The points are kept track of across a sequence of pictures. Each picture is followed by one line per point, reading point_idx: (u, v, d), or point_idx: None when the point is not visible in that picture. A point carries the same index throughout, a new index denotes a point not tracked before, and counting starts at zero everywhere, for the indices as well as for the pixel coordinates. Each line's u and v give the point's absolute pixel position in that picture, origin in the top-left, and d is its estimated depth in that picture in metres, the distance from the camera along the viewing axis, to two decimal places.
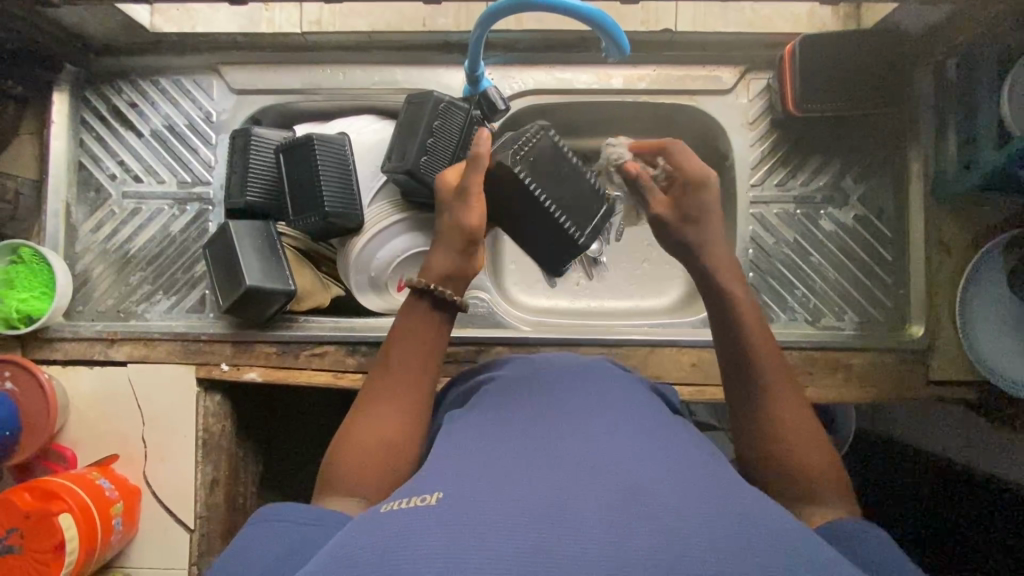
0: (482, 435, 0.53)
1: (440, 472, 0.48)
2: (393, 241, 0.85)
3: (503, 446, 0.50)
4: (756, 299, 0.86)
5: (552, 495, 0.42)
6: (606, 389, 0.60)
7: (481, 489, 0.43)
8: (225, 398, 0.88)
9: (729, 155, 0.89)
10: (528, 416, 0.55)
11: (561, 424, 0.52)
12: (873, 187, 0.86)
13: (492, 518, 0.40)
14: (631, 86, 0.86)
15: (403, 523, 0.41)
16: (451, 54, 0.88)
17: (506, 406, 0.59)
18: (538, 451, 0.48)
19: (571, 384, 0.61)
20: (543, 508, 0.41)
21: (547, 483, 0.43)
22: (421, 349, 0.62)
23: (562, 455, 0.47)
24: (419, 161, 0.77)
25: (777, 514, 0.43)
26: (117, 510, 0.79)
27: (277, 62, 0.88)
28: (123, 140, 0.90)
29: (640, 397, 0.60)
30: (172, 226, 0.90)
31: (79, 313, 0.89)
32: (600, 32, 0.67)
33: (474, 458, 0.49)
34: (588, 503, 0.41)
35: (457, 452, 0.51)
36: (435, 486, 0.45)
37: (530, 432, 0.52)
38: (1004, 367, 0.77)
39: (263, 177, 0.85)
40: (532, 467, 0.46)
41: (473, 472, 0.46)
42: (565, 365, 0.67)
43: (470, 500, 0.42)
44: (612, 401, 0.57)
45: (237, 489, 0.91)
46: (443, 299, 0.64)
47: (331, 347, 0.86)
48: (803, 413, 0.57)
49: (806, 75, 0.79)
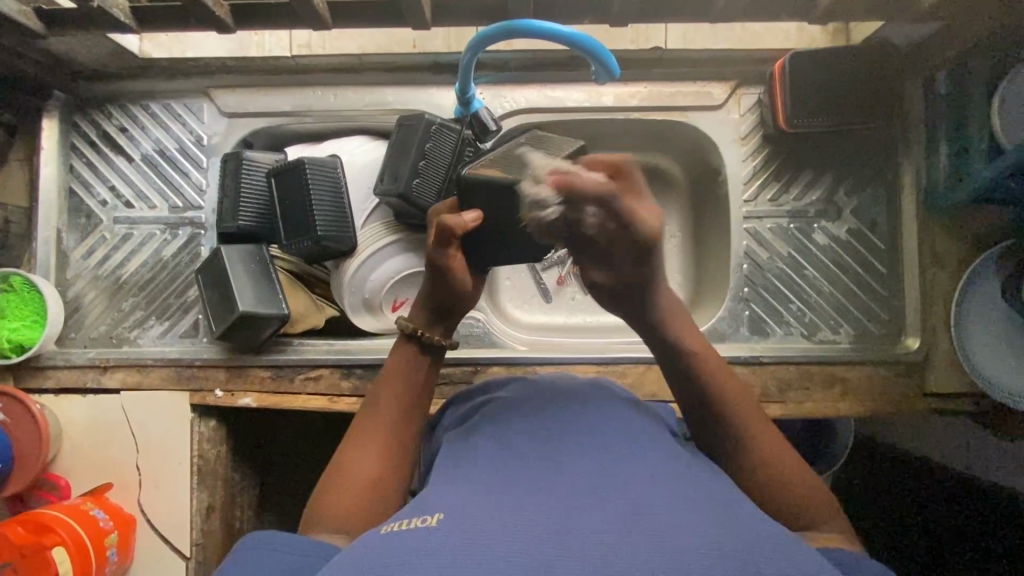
0: (479, 457, 0.53)
1: (437, 495, 0.47)
2: (385, 263, 0.85)
3: (499, 467, 0.50)
4: (752, 313, 0.86)
5: (547, 515, 0.42)
6: (605, 409, 0.60)
7: (474, 513, 0.43)
8: (220, 423, 0.88)
9: (722, 170, 0.89)
10: (526, 437, 0.55)
11: (557, 446, 0.52)
12: (867, 200, 0.86)
13: (488, 537, 0.40)
14: (622, 104, 0.86)
15: (397, 547, 0.41)
16: (441, 74, 0.87)
17: (504, 426, 0.58)
18: (534, 471, 0.48)
19: (569, 404, 0.61)
20: (539, 527, 0.41)
21: (542, 503, 0.43)
22: (407, 387, 0.64)
23: (560, 475, 0.47)
24: (411, 183, 0.77)
25: (776, 537, 0.43)
26: (111, 541, 0.79)
27: (267, 85, 0.88)
28: (113, 165, 0.90)
29: (638, 418, 0.60)
30: (164, 251, 0.89)
31: (71, 341, 0.88)
32: (590, 56, 0.67)
33: (471, 479, 0.49)
34: (584, 523, 0.41)
35: (454, 475, 0.51)
36: (430, 508, 0.45)
37: (526, 452, 0.52)
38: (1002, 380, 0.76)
39: (254, 201, 0.84)
40: (528, 489, 0.45)
41: (470, 493, 0.46)
42: (564, 386, 0.66)
43: (465, 520, 0.42)
44: (611, 423, 0.56)
45: (234, 515, 0.90)
46: (428, 342, 0.67)
47: (326, 371, 0.85)
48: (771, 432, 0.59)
49: (795, 91, 0.79)
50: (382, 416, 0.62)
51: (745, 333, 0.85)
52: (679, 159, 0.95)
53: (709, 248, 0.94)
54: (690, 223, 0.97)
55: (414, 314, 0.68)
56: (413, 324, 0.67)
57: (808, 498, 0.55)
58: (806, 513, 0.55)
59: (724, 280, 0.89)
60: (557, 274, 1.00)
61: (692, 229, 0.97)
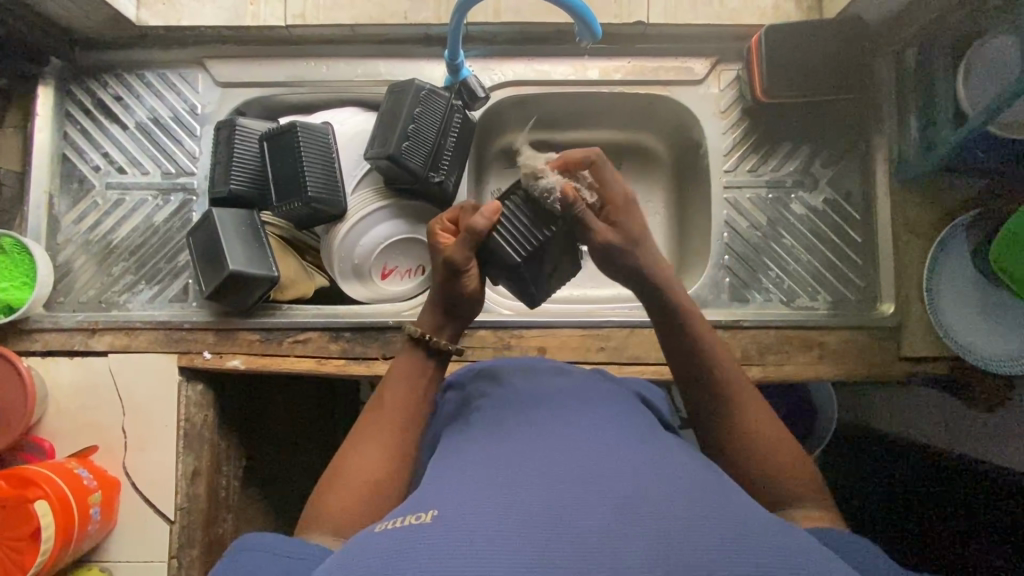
0: (473, 451, 0.52)
1: (436, 488, 0.47)
2: (374, 229, 0.86)
3: (494, 457, 0.49)
4: (732, 281, 0.88)
5: (544, 505, 0.42)
6: (600, 396, 0.60)
7: (470, 502, 0.43)
8: (208, 388, 0.88)
9: (703, 144, 0.91)
10: (522, 425, 0.54)
11: (550, 430, 0.52)
12: (842, 172, 0.90)
13: (486, 528, 0.40)
14: (606, 78, 0.89)
15: (396, 542, 0.40)
16: (432, 47, 0.90)
17: (499, 415, 0.58)
18: (529, 457, 0.48)
19: (562, 390, 0.61)
20: (535, 522, 0.40)
21: (537, 492, 0.43)
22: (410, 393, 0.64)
23: (555, 461, 0.47)
24: (401, 146, 0.79)
25: (769, 520, 0.43)
26: (95, 500, 0.79)
27: (263, 56, 0.90)
28: (107, 132, 0.91)
29: (631, 405, 0.61)
30: (155, 217, 0.90)
31: (60, 305, 0.89)
32: (573, 15, 0.69)
33: (467, 474, 0.48)
34: (581, 509, 0.41)
35: (453, 465, 0.50)
36: (427, 502, 0.45)
37: (522, 439, 0.51)
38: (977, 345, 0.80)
39: (246, 166, 0.85)
40: (524, 476, 0.45)
41: (468, 487, 0.45)
42: (562, 372, 0.66)
43: (464, 510, 0.42)
44: (607, 408, 0.57)
45: (220, 482, 0.90)
46: (438, 346, 0.66)
47: (314, 334, 0.86)
48: (778, 435, 0.60)
49: (772, 65, 0.82)
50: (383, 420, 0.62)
51: (725, 300, 0.88)
52: (663, 136, 0.98)
53: (691, 222, 0.97)
54: (674, 199, 1.00)
55: (422, 318, 0.67)
56: (418, 326, 0.67)
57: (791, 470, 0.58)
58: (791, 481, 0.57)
59: (706, 251, 0.91)
60: None
61: (675, 205, 1.00)
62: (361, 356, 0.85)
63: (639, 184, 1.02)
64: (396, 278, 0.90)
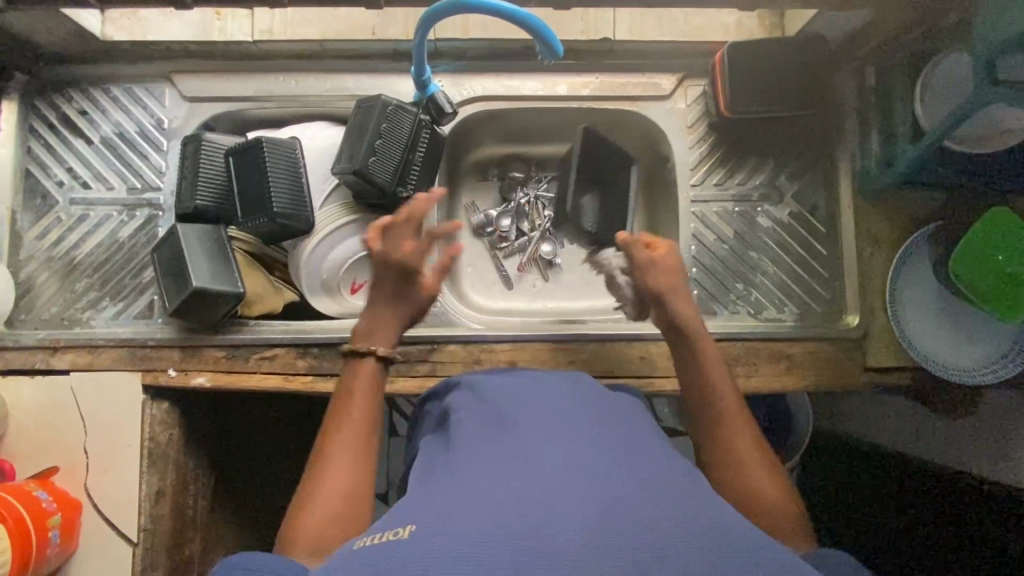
0: (456, 458, 0.52)
1: (418, 500, 0.47)
2: (343, 243, 0.86)
3: (475, 463, 0.49)
4: (700, 293, 0.89)
5: (523, 515, 0.42)
6: (580, 394, 0.60)
7: (447, 516, 0.43)
8: (173, 407, 0.87)
9: (671, 158, 0.92)
10: (500, 429, 0.54)
11: (528, 433, 0.52)
12: (807, 186, 0.91)
13: (466, 540, 0.40)
14: (575, 93, 0.90)
15: (373, 561, 0.40)
16: (401, 62, 0.90)
17: (480, 417, 0.58)
18: (508, 463, 0.48)
19: (543, 392, 0.60)
20: (514, 533, 0.40)
21: (519, 500, 0.43)
22: (367, 402, 0.65)
23: (535, 466, 0.47)
24: (367, 161, 0.79)
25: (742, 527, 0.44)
26: (55, 522, 0.76)
27: (230, 71, 0.90)
28: (72, 148, 0.90)
29: (610, 400, 0.61)
30: (120, 232, 0.89)
31: (22, 322, 0.87)
32: (533, 34, 0.69)
33: (453, 483, 0.48)
34: (559, 519, 0.41)
35: (436, 476, 0.50)
36: (404, 518, 0.45)
37: (501, 443, 0.51)
38: (942, 356, 0.81)
39: (213, 182, 0.85)
40: (506, 484, 0.45)
41: (451, 497, 0.45)
42: (538, 377, 0.66)
43: (443, 524, 0.42)
44: (589, 407, 0.57)
45: (186, 502, 0.88)
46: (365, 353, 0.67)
47: (281, 351, 0.85)
48: (765, 458, 0.60)
49: (735, 82, 0.83)
50: (347, 429, 0.62)
51: (694, 312, 0.88)
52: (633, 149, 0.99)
53: (661, 235, 0.97)
54: (645, 211, 1.01)
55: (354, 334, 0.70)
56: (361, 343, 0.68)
57: (777, 502, 0.57)
58: (772, 504, 0.57)
59: (674, 263, 0.92)
60: (519, 261, 1.01)
61: (646, 217, 1.01)
62: (328, 373, 0.84)
63: None
64: (367, 292, 0.91)
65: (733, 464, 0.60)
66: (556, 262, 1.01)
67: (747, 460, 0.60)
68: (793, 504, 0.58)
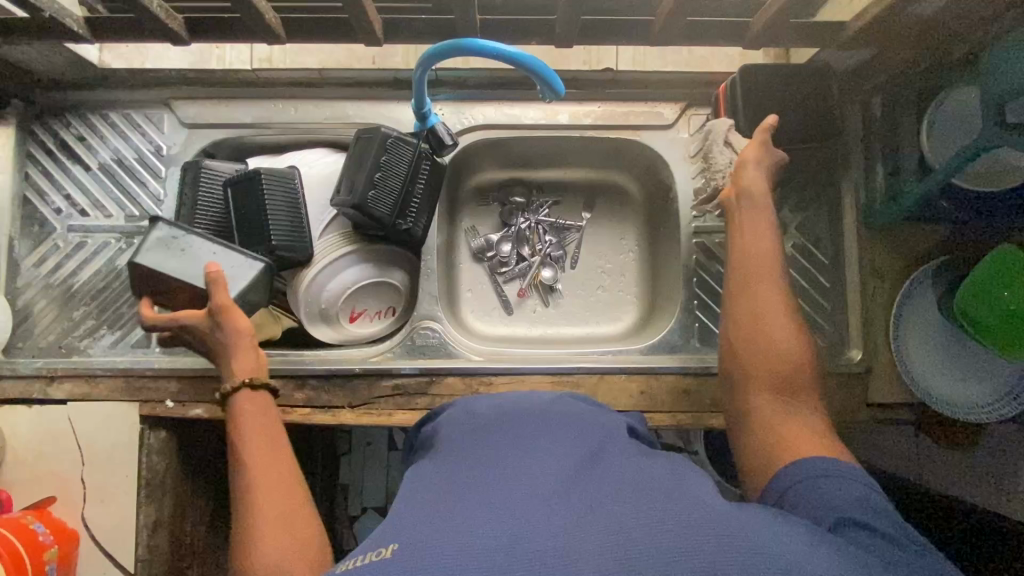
0: (439, 474, 0.50)
1: (400, 517, 0.45)
2: (343, 273, 0.85)
3: (457, 479, 0.48)
4: (702, 325, 0.88)
5: (505, 526, 0.40)
6: (572, 413, 0.59)
7: (428, 532, 0.41)
8: (171, 436, 0.86)
9: (673, 187, 0.91)
10: (486, 446, 0.53)
11: (511, 451, 0.51)
12: (811, 217, 0.90)
13: (449, 552, 0.39)
14: (577, 122, 0.89)
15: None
16: (401, 90, 0.90)
17: (466, 434, 0.57)
18: (492, 480, 0.46)
19: (534, 412, 0.59)
20: (497, 544, 0.39)
21: (503, 511, 0.42)
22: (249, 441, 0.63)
23: (518, 483, 0.46)
24: (366, 195, 0.78)
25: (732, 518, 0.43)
26: (50, 556, 0.76)
27: (230, 98, 0.89)
28: (70, 174, 0.89)
29: (595, 416, 0.60)
30: (119, 260, 0.89)
31: (19, 350, 0.87)
32: (534, 76, 0.69)
33: (436, 498, 0.46)
34: (545, 530, 0.40)
35: (419, 492, 0.49)
36: (387, 538, 0.43)
37: (484, 458, 0.50)
38: (954, 396, 0.78)
39: (211, 210, 0.84)
40: (492, 498, 0.44)
41: (434, 514, 0.43)
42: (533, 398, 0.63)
43: (424, 540, 0.40)
44: (574, 422, 0.57)
45: (184, 529, 0.88)
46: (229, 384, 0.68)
47: (280, 382, 0.84)
48: (787, 324, 0.65)
49: (740, 113, 0.82)
50: (276, 471, 0.60)
51: (696, 344, 0.88)
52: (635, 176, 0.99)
53: (662, 263, 0.97)
54: (645, 238, 1.01)
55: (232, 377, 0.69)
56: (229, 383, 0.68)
57: (790, 362, 0.63)
58: (786, 364, 0.63)
59: (674, 293, 0.91)
60: (519, 286, 1.01)
61: (647, 244, 1.00)
62: (327, 405, 0.84)
63: (611, 222, 1.02)
64: (365, 320, 0.90)
65: (756, 325, 0.66)
66: (556, 288, 1.01)
67: (769, 320, 0.65)
68: (808, 369, 0.63)
